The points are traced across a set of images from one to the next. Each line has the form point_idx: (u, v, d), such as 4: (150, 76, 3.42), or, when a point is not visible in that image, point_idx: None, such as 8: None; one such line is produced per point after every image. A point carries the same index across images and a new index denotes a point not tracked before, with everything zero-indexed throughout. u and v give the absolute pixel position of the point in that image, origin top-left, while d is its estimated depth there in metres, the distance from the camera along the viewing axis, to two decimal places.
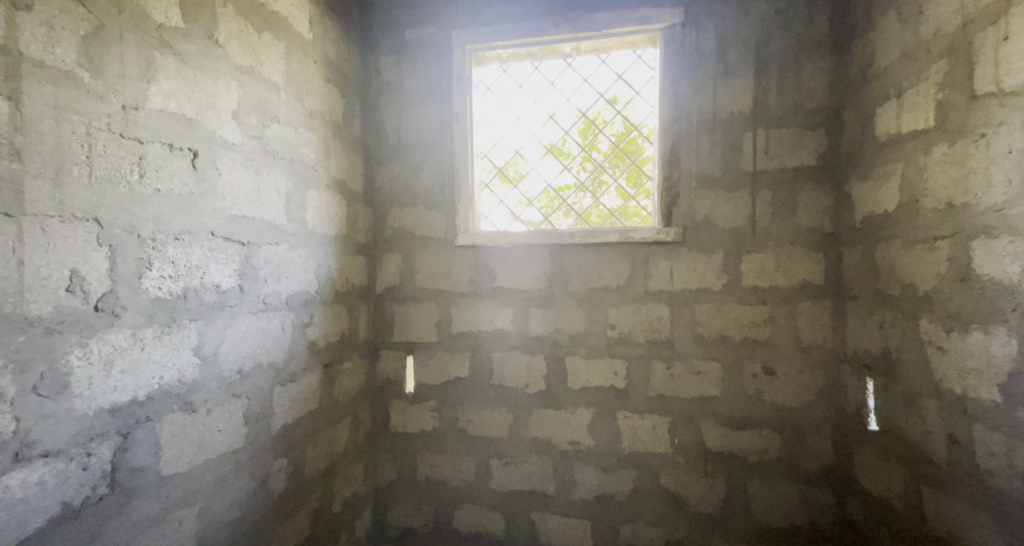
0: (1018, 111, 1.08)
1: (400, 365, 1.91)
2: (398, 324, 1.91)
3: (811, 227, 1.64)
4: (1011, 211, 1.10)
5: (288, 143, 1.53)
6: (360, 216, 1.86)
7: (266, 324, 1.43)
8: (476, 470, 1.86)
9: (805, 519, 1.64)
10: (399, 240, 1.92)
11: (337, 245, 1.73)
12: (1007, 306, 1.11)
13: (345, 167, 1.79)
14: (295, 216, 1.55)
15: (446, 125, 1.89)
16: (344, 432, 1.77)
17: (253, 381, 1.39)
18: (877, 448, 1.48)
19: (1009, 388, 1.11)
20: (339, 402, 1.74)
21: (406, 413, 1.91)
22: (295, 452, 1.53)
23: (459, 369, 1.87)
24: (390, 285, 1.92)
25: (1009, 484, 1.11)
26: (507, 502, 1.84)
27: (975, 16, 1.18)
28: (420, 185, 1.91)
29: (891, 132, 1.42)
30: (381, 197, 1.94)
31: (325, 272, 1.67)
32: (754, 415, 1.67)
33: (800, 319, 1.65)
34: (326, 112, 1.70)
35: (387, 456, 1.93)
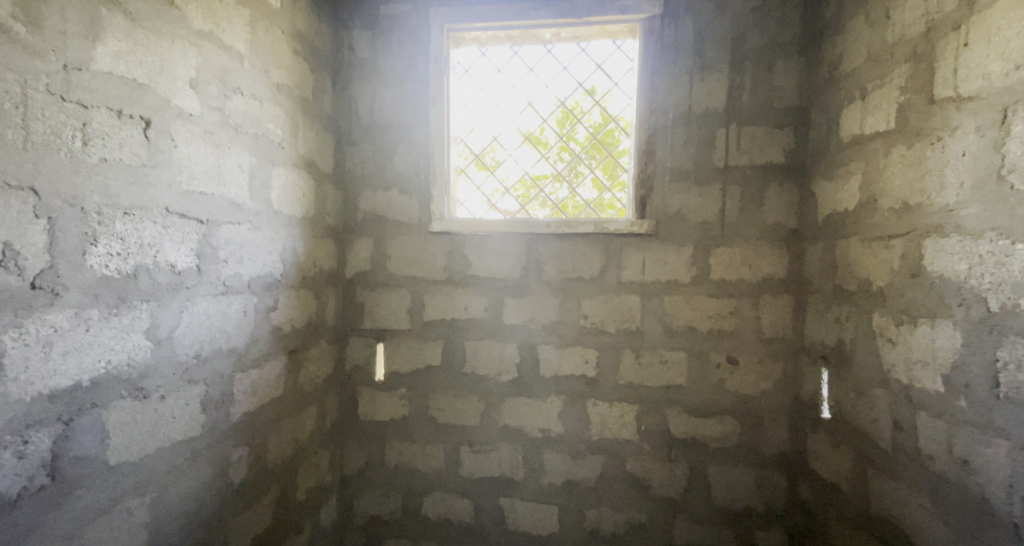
0: (974, 116, 1.14)
1: (368, 351, 1.87)
2: (367, 310, 1.87)
3: (776, 223, 1.70)
4: (961, 212, 1.17)
5: (252, 118, 1.45)
6: (329, 198, 1.80)
7: (226, 307, 1.37)
8: (446, 457, 1.85)
9: (760, 502, 1.72)
10: (369, 224, 1.87)
11: (304, 227, 1.67)
12: (953, 301, 1.18)
13: (314, 146, 1.72)
14: (259, 194, 1.48)
15: (421, 107, 1.84)
16: (309, 420, 1.72)
17: (212, 367, 1.33)
18: (829, 435, 1.57)
19: (952, 378, 1.19)
20: (305, 389, 1.69)
21: (375, 400, 1.88)
22: (257, 440, 1.48)
23: (430, 356, 1.85)
24: (360, 270, 1.87)
25: (947, 467, 1.20)
26: (476, 489, 1.84)
27: (938, 22, 1.23)
28: (392, 168, 1.86)
29: (855, 133, 1.48)
30: (352, 179, 1.88)
31: (291, 255, 1.61)
32: (717, 403, 1.73)
33: (763, 311, 1.71)
34: (294, 87, 1.62)
35: (354, 443, 1.90)
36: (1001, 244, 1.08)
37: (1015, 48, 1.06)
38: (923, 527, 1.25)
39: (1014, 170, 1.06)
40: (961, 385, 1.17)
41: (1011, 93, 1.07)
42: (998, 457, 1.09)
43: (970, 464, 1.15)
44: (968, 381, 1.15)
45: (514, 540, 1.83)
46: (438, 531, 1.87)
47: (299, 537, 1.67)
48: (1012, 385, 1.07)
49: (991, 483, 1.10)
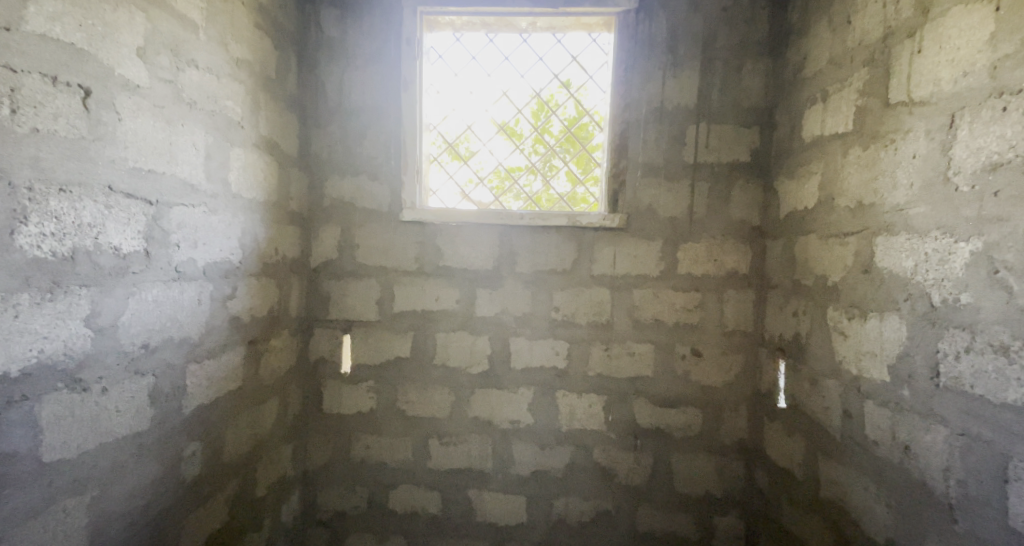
0: (924, 120, 1.21)
1: (334, 342, 1.82)
2: (334, 300, 1.81)
3: (741, 220, 1.75)
4: (910, 211, 1.24)
5: (208, 93, 1.36)
6: (294, 183, 1.73)
7: (178, 295, 1.29)
8: (414, 450, 1.82)
9: (720, 488, 1.79)
10: (336, 211, 1.80)
11: (266, 211, 1.59)
12: (900, 296, 1.26)
13: (277, 126, 1.64)
14: (216, 176, 1.40)
15: (392, 91, 1.79)
16: (271, 413, 1.65)
17: (161, 357, 1.25)
18: (784, 423, 1.64)
19: (897, 368, 1.27)
20: (266, 381, 1.62)
21: (342, 393, 1.82)
22: (213, 433, 1.41)
23: (399, 347, 1.81)
24: (326, 258, 1.81)
25: (890, 452, 1.28)
26: (445, 481, 1.83)
27: (895, 29, 1.30)
28: (362, 153, 1.80)
29: (816, 134, 1.54)
30: (319, 163, 1.81)
31: (251, 242, 1.53)
32: (682, 394, 1.78)
33: (727, 305, 1.77)
34: (256, 64, 1.54)
35: (319, 437, 1.84)
36: (945, 242, 1.15)
37: (964, 56, 1.13)
38: (867, 509, 1.33)
39: (958, 173, 1.13)
40: (905, 375, 1.24)
41: (958, 99, 1.14)
42: (936, 442, 1.17)
43: (912, 449, 1.22)
44: (911, 371, 1.23)
45: (482, 531, 1.83)
46: (405, 524, 1.84)
47: (258, 533, 1.61)
48: (950, 375, 1.15)
49: (929, 466, 1.18)
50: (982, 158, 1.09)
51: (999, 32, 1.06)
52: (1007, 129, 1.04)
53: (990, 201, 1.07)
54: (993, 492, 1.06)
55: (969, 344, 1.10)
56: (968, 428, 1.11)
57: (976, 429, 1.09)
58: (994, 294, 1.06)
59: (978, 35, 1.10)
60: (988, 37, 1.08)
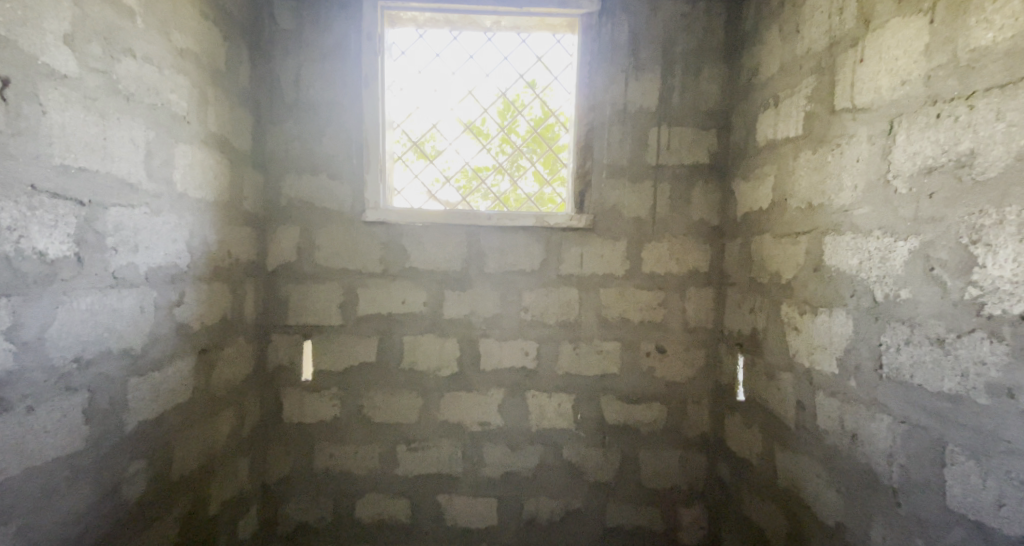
0: (866, 125, 1.29)
1: (294, 349, 1.74)
2: (293, 304, 1.73)
3: (701, 220, 1.81)
4: (855, 211, 1.31)
5: (148, 85, 1.26)
6: (247, 183, 1.64)
7: (117, 303, 1.19)
8: (381, 458, 1.77)
9: (684, 480, 1.84)
10: (294, 211, 1.72)
11: (216, 211, 1.50)
12: (847, 291, 1.33)
13: (227, 122, 1.55)
14: (159, 174, 1.30)
15: (353, 87, 1.73)
16: (225, 424, 1.56)
17: (98, 371, 1.14)
18: (743, 415, 1.71)
19: (845, 360, 1.34)
20: (218, 391, 1.53)
21: (303, 401, 1.75)
22: (158, 451, 1.31)
23: (363, 353, 1.75)
24: (284, 261, 1.73)
25: (840, 440, 1.35)
26: (414, 488, 1.79)
27: (839, 39, 1.38)
28: (321, 151, 1.73)
29: (769, 137, 1.61)
30: (274, 161, 1.72)
31: (200, 244, 1.44)
32: (647, 390, 1.82)
33: (689, 303, 1.82)
34: (203, 55, 1.45)
35: (281, 447, 1.76)
36: (886, 241, 1.23)
37: (901, 66, 1.21)
38: (820, 495, 1.40)
39: (897, 176, 1.21)
40: (852, 367, 1.32)
41: (897, 106, 1.21)
42: (880, 429, 1.25)
43: (859, 436, 1.30)
44: (858, 363, 1.31)
45: (453, 536, 1.80)
46: (374, 532, 1.79)
47: None
48: (892, 365, 1.22)
49: (875, 453, 1.26)
50: (918, 162, 1.17)
51: (933, 44, 1.14)
52: (940, 134, 1.12)
53: (925, 203, 1.14)
54: (931, 475, 1.14)
55: (909, 336, 1.18)
56: (909, 416, 1.19)
57: (916, 417, 1.17)
58: (929, 290, 1.14)
59: (914, 46, 1.18)
60: (923, 48, 1.16)
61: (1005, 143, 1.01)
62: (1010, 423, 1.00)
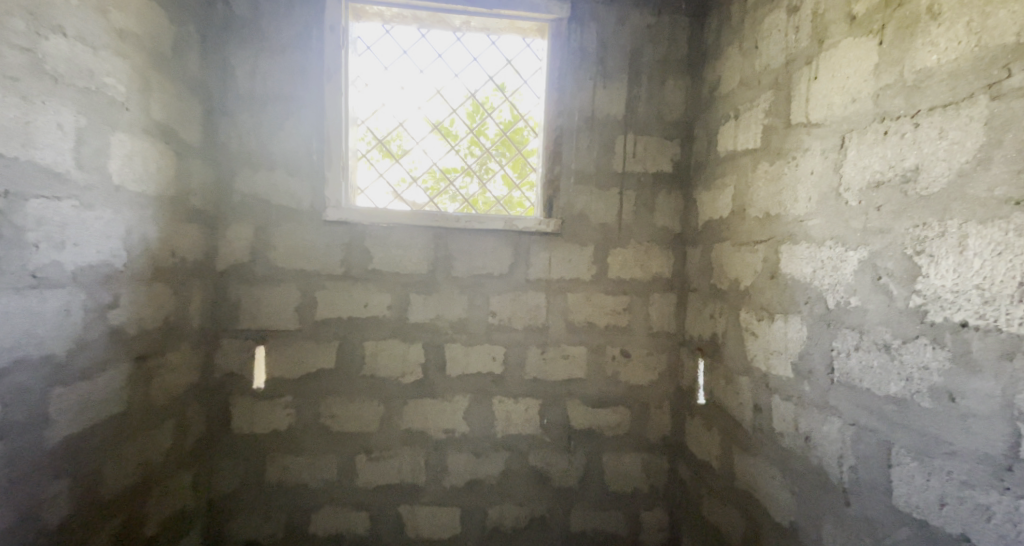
0: (819, 140, 1.35)
1: (245, 355, 1.76)
2: (246, 308, 1.75)
3: (665, 227, 1.88)
4: (809, 222, 1.37)
5: (80, 67, 1.24)
6: (196, 176, 1.65)
7: (37, 305, 1.14)
8: (339, 468, 1.80)
9: (646, 484, 1.90)
10: (247, 208, 1.74)
11: (157, 206, 1.49)
12: (801, 298, 1.39)
13: (173, 110, 1.56)
14: (91, 164, 1.27)
15: (315, 82, 1.77)
16: (166, 438, 1.55)
17: (13, 381, 1.10)
18: (703, 419, 1.76)
19: (799, 364, 1.39)
20: (159, 402, 1.52)
21: (255, 410, 1.77)
22: (86, 465, 1.28)
23: (322, 359, 1.78)
24: (236, 261, 1.74)
25: (793, 442, 1.40)
26: (374, 500, 1.82)
27: (795, 56, 1.44)
28: (279, 146, 1.76)
29: (729, 149, 1.68)
30: (227, 153, 1.74)
31: (140, 241, 1.43)
32: (612, 393, 1.88)
33: (652, 308, 1.88)
34: (146, 38, 1.44)
35: (225, 462, 1.76)
36: (837, 250, 1.28)
37: (852, 84, 1.27)
38: (776, 498, 1.45)
39: (848, 189, 1.27)
40: (806, 371, 1.37)
41: (848, 122, 1.27)
42: (831, 432, 1.29)
43: (811, 438, 1.35)
44: (811, 368, 1.36)
45: None
46: None
47: None
48: (843, 370, 1.27)
49: (826, 455, 1.30)
50: (867, 176, 1.22)
51: (881, 64, 1.19)
52: (887, 151, 1.18)
53: (874, 215, 1.20)
54: (879, 476, 1.17)
55: (858, 342, 1.23)
56: (857, 418, 1.23)
57: (864, 419, 1.21)
58: (877, 298, 1.18)
59: (864, 65, 1.24)
60: (872, 68, 1.22)
61: (946, 160, 1.05)
62: (950, 426, 1.04)
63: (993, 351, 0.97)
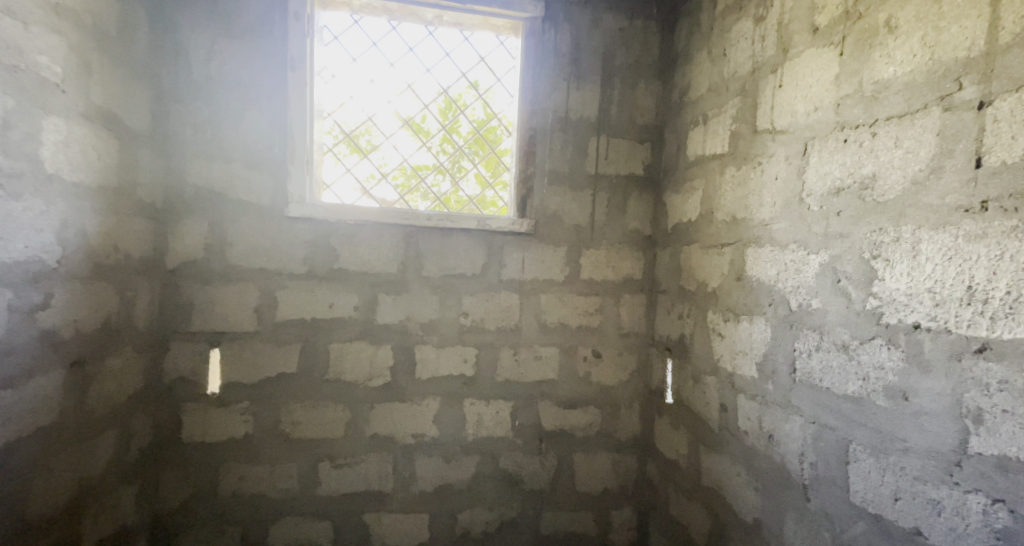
0: (783, 146, 1.39)
1: (199, 358, 1.67)
2: (199, 309, 1.66)
3: (636, 229, 1.90)
4: (774, 226, 1.41)
5: (7, 43, 1.13)
6: (142, 167, 1.55)
7: None
8: (301, 476, 1.73)
9: (616, 485, 1.91)
10: (201, 202, 1.65)
11: (97, 198, 1.39)
12: (765, 300, 1.42)
13: (117, 95, 1.46)
14: (18, 150, 1.17)
15: (278, 72, 1.70)
16: (106, 450, 1.45)
17: None
18: (671, 418, 1.79)
19: (763, 365, 1.43)
20: (98, 411, 1.42)
21: (208, 417, 1.68)
22: (11, 480, 1.17)
23: (283, 362, 1.71)
24: (188, 259, 1.65)
25: (757, 440, 1.44)
26: (339, 508, 1.76)
27: (761, 64, 1.48)
28: (237, 138, 1.67)
29: (698, 153, 1.71)
30: (178, 143, 1.64)
31: (77, 235, 1.33)
32: (582, 394, 1.88)
33: (623, 309, 1.90)
34: (86, 15, 1.34)
35: (172, 475, 1.67)
36: (800, 254, 1.32)
37: (815, 93, 1.31)
38: (740, 495, 1.48)
39: (810, 195, 1.31)
40: (770, 371, 1.41)
41: (810, 130, 1.31)
42: (793, 430, 1.33)
43: (775, 436, 1.38)
44: (775, 368, 1.39)
45: None
46: None
47: None
48: (804, 370, 1.31)
49: (788, 452, 1.34)
50: (828, 183, 1.26)
51: (842, 74, 1.24)
52: (847, 158, 1.22)
53: (834, 220, 1.24)
54: (838, 472, 1.21)
55: (819, 343, 1.27)
56: (818, 417, 1.27)
57: (824, 417, 1.25)
58: (837, 300, 1.22)
59: (826, 75, 1.28)
60: (834, 78, 1.26)
61: (902, 168, 1.10)
62: (903, 423, 1.08)
63: (943, 352, 1.01)
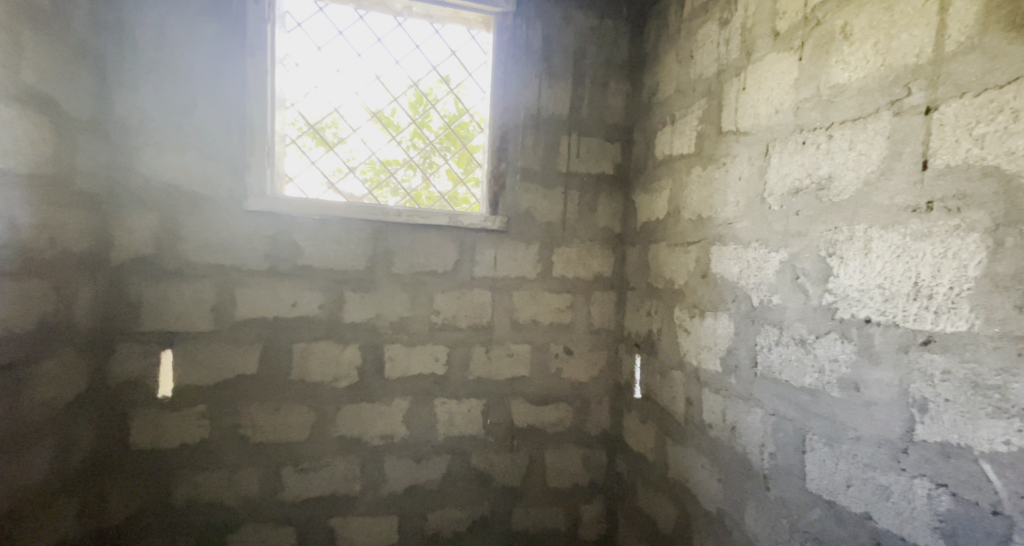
0: (746, 147, 1.43)
1: (147, 361, 1.59)
2: (149, 309, 1.59)
3: (606, 227, 1.93)
4: (737, 224, 1.45)
5: None
6: (83, 153, 1.45)
7: None
8: (261, 482, 1.69)
9: (585, 480, 1.94)
10: (151, 194, 1.58)
11: (32, 188, 1.28)
12: (729, 297, 1.47)
13: (55, 76, 1.35)
14: None
15: (239, 58, 1.65)
16: (43, 460, 1.33)
17: None
18: (639, 413, 1.83)
19: (727, 359, 1.47)
20: (35, 419, 1.30)
21: (159, 422, 1.61)
22: None
23: (242, 364, 1.66)
24: (136, 254, 1.57)
25: (721, 432, 1.48)
26: (304, 513, 1.72)
27: (726, 66, 1.52)
28: (191, 126, 1.61)
29: (666, 153, 1.75)
30: (123, 129, 1.55)
31: (9, 228, 1.21)
32: (553, 390, 1.90)
33: (594, 306, 1.93)
34: None
35: (117, 485, 1.57)
36: (761, 252, 1.37)
37: (776, 96, 1.35)
38: (704, 486, 1.52)
39: (771, 195, 1.35)
40: (733, 365, 1.45)
41: (772, 132, 1.36)
42: (754, 422, 1.38)
43: (737, 428, 1.43)
44: (737, 361, 1.44)
45: None
46: None
47: None
48: (765, 363, 1.36)
49: (750, 443, 1.39)
50: (788, 184, 1.31)
51: (801, 79, 1.29)
52: (805, 159, 1.27)
53: (794, 219, 1.29)
54: (795, 462, 1.27)
55: (779, 338, 1.32)
56: (777, 408, 1.32)
57: (783, 409, 1.30)
58: (795, 296, 1.27)
59: (786, 79, 1.33)
60: (794, 82, 1.31)
61: (855, 170, 1.15)
62: (856, 413, 1.13)
63: (892, 344, 1.07)
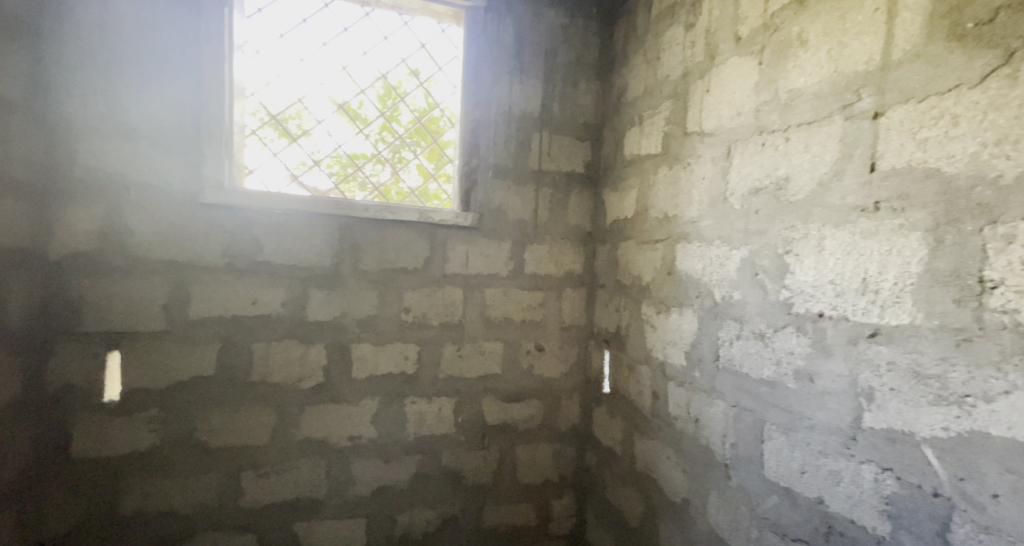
0: (710, 147, 1.48)
1: (92, 364, 1.51)
2: (94, 308, 1.51)
3: (577, 225, 1.96)
4: (701, 223, 1.50)
5: None
6: (16, 140, 1.33)
7: None
8: (220, 488, 1.64)
9: (554, 475, 1.96)
10: (95, 186, 1.49)
11: None
12: (693, 293, 1.51)
13: None
14: None
15: (195, 44, 1.59)
16: None
17: None
18: (607, 408, 1.86)
19: (692, 352, 1.51)
20: None
21: (106, 429, 1.53)
22: None
23: (198, 366, 1.61)
24: (78, 250, 1.48)
25: (686, 425, 1.53)
26: (267, 518, 1.68)
27: (691, 69, 1.56)
28: (139, 114, 1.53)
29: (634, 152, 1.78)
30: (61, 116, 1.45)
31: None
32: (524, 387, 1.91)
33: (564, 303, 1.95)
34: None
35: (57, 495, 1.48)
36: (724, 250, 1.42)
37: (738, 98, 1.40)
38: (670, 478, 1.57)
39: (733, 194, 1.40)
40: (697, 359, 1.50)
41: (733, 133, 1.41)
42: (717, 413, 1.43)
43: (701, 421, 1.47)
44: (701, 355, 1.49)
45: None
46: None
47: None
48: (727, 357, 1.40)
49: (713, 434, 1.44)
50: (748, 183, 1.36)
51: (761, 82, 1.34)
52: (764, 160, 1.32)
53: (753, 218, 1.34)
54: (755, 451, 1.32)
55: (739, 332, 1.37)
56: (738, 400, 1.37)
57: (744, 401, 1.35)
58: (754, 292, 1.33)
59: (747, 82, 1.38)
60: (754, 85, 1.36)
61: (810, 171, 1.21)
62: (810, 403, 1.19)
63: (842, 337, 1.12)
